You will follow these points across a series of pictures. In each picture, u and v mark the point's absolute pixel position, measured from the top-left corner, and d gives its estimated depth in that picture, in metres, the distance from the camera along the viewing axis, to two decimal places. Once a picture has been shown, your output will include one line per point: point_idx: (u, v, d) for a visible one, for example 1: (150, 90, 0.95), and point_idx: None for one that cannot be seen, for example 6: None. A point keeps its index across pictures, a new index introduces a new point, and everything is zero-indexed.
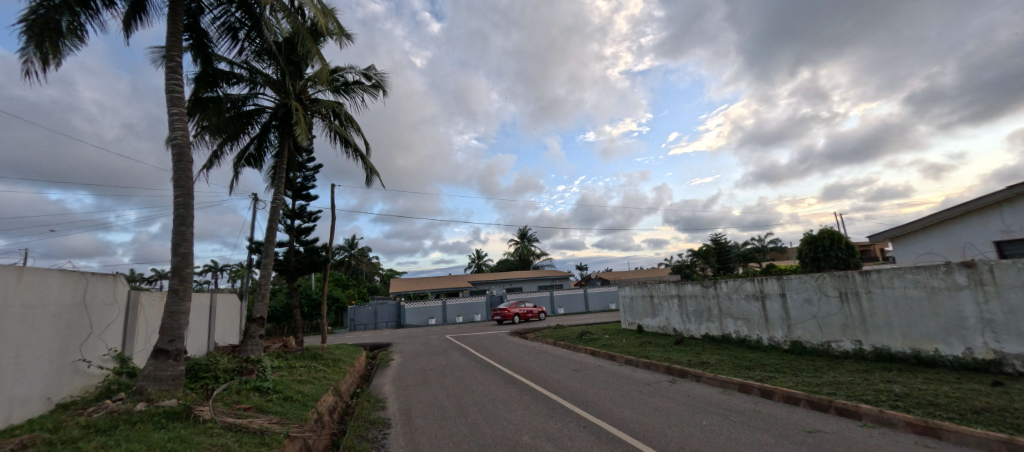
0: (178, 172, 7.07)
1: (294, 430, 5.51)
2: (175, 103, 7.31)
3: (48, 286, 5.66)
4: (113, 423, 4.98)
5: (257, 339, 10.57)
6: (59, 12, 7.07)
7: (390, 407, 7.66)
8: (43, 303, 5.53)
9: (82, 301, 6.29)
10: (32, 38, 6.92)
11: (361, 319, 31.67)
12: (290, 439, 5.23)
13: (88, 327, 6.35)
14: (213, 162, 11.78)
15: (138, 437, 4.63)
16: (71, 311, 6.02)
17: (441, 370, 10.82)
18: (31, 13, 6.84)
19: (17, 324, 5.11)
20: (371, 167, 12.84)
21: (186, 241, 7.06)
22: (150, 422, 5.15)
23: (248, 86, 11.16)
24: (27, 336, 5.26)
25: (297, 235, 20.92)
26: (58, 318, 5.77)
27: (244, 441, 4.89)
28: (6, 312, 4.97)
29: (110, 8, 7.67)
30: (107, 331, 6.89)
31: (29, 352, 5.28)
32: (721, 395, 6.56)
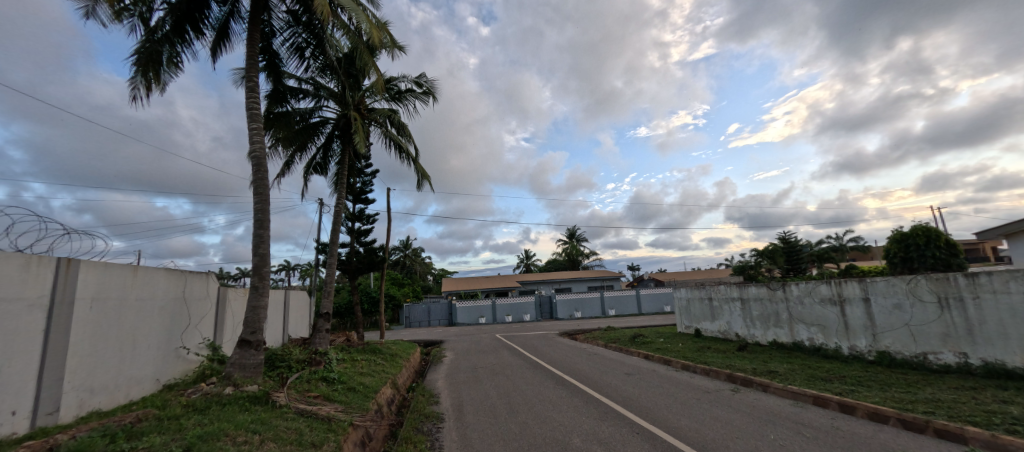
0: (256, 181, 7.59)
1: (357, 419, 5.84)
2: (254, 119, 7.87)
3: (157, 282, 6.27)
4: (208, 403, 5.43)
5: (324, 332, 11.16)
6: (161, 45, 7.84)
7: (444, 402, 7.80)
8: (152, 297, 6.11)
9: (182, 295, 6.91)
10: (139, 68, 7.74)
11: (415, 316, 32.85)
12: (353, 427, 5.54)
13: (186, 318, 6.95)
14: (285, 171, 12.59)
15: (227, 416, 5.02)
16: (174, 304, 6.63)
17: (491, 368, 10.87)
18: (139, 47, 7.64)
19: (132, 314, 5.69)
20: (422, 172, 13.20)
21: (264, 242, 7.57)
22: (237, 404, 5.57)
23: (313, 100, 11.84)
24: (140, 325, 5.84)
25: (357, 237, 21.94)
26: (164, 310, 6.38)
27: (313, 427, 5.16)
28: (124, 304, 5.56)
29: (200, 37, 8.38)
30: (201, 322, 7.50)
31: (143, 338, 5.89)
32: (792, 408, 6.11)
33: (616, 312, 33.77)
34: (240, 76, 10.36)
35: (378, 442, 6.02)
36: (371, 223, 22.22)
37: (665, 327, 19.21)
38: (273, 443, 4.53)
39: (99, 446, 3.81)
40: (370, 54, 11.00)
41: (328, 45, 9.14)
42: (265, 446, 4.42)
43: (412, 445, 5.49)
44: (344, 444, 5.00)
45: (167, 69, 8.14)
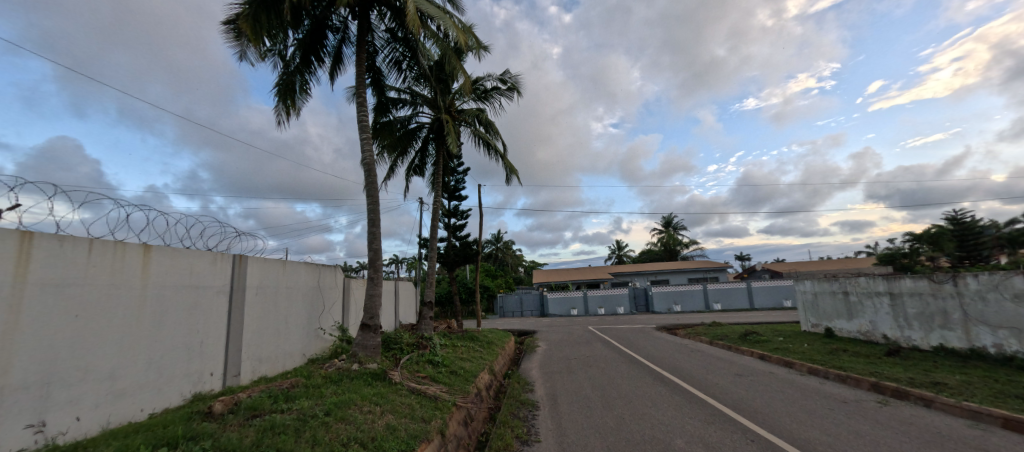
0: (368, 185, 8.23)
1: (460, 400, 6.41)
2: (364, 129, 8.53)
3: (299, 274, 7.94)
4: (339, 376, 6.36)
5: (429, 320, 11.88)
6: (294, 75, 9.14)
7: (539, 391, 7.85)
8: (296, 285, 7.85)
9: (318, 284, 8.67)
10: (280, 98, 9.15)
11: (508, 306, 33.80)
12: (457, 407, 6.12)
13: (322, 304, 8.70)
14: (390, 175, 13.56)
15: (356, 388, 5.94)
16: (312, 292, 8.31)
17: (585, 360, 10.69)
18: (279, 79, 9.04)
19: (283, 300, 7.34)
20: (510, 167, 13.36)
21: (377, 239, 8.22)
22: (362, 379, 6.28)
23: (411, 107, 12.54)
24: (290, 309, 7.51)
25: (453, 231, 23.00)
26: (305, 296, 8.09)
27: (422, 403, 5.84)
28: (278, 292, 7.22)
29: (322, 65, 9.51)
30: (333, 307, 9.18)
31: (293, 320, 7.55)
32: (970, 430, 5.09)
33: (722, 306, 31.26)
34: (351, 93, 11.38)
35: (479, 422, 6.59)
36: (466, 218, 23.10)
37: (784, 325, 17.30)
38: (392, 416, 5.29)
39: (264, 406, 4.99)
40: (458, 58, 11.32)
41: (421, 55, 9.56)
42: (386, 417, 5.21)
43: (511, 428, 5.68)
44: (449, 422, 5.62)
45: (298, 96, 9.45)
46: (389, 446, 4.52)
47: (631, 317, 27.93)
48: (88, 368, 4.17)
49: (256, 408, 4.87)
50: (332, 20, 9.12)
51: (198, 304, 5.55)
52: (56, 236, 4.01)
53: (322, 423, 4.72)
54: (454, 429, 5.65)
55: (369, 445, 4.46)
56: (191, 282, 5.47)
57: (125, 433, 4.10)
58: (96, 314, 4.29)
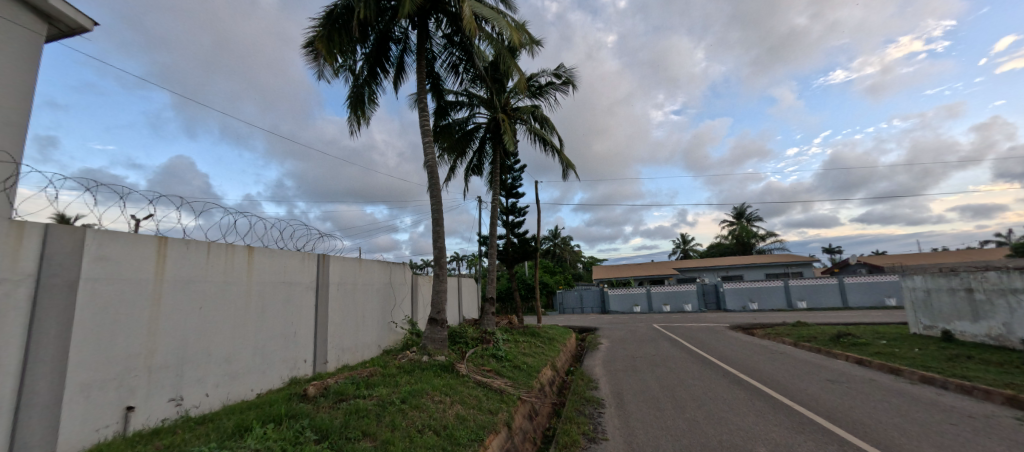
0: (431, 186, 8.49)
1: (524, 394, 6.46)
2: (426, 133, 8.81)
3: (372, 271, 8.88)
4: (412, 367, 6.85)
5: (491, 315, 12.06)
6: (363, 87, 9.66)
7: (604, 389, 7.64)
8: (370, 281, 8.76)
9: (390, 281, 9.52)
10: (352, 109, 9.72)
11: (569, 303, 33.68)
12: (521, 401, 6.21)
13: (393, 299, 9.57)
14: (450, 176, 13.88)
15: (427, 379, 6.28)
16: (384, 287, 9.25)
17: (652, 359, 10.30)
18: (351, 92, 9.62)
19: (359, 295, 8.33)
20: (567, 162, 13.16)
21: (441, 237, 8.46)
22: (432, 370, 6.77)
23: (468, 109, 12.73)
24: (365, 303, 8.50)
25: (511, 228, 23.18)
26: (378, 291, 9.02)
27: (488, 396, 6.02)
28: (355, 288, 8.24)
29: (387, 75, 9.93)
30: (402, 303, 10.04)
31: (367, 314, 8.56)
32: None
33: (809, 304, 28.38)
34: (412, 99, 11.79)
35: (544, 416, 6.65)
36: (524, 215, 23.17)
37: (886, 327, 15.51)
38: (461, 406, 5.51)
39: (350, 391, 5.50)
40: (512, 56, 11.32)
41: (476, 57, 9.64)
42: (455, 407, 5.44)
43: (576, 424, 5.58)
44: (515, 415, 5.72)
45: (367, 106, 9.96)
46: (460, 435, 4.76)
47: (701, 315, 26.50)
48: (210, 353, 5.10)
49: (343, 392, 5.40)
50: (394, 31, 9.47)
51: (290, 299, 6.50)
52: (183, 242, 4.85)
53: (399, 409, 5.07)
54: (519, 422, 5.75)
55: (441, 433, 4.72)
56: (282, 280, 6.40)
57: (237, 409, 4.95)
58: (215, 308, 5.20)
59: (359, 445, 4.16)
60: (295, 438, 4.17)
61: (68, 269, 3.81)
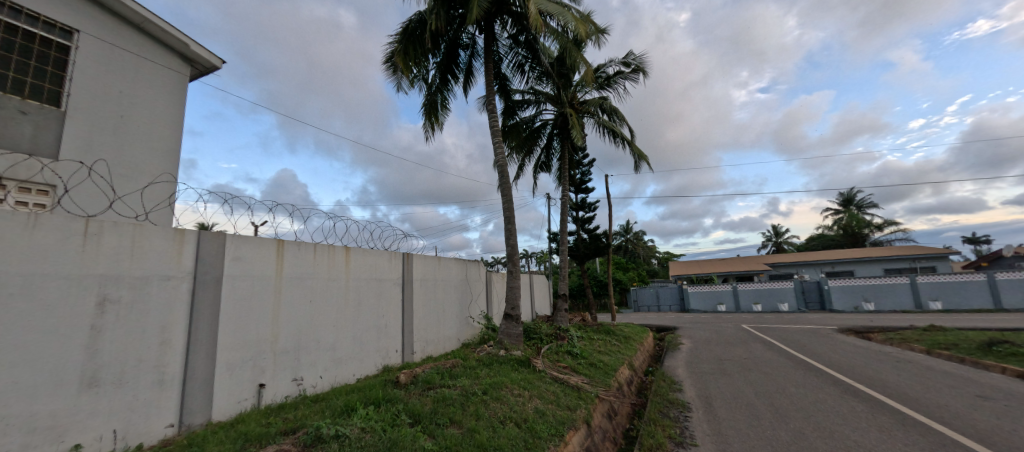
0: (503, 184, 8.52)
1: (602, 392, 6.27)
2: (495, 132, 8.87)
3: (451, 268, 9.22)
4: (491, 361, 6.93)
5: (565, 312, 11.88)
6: (435, 94, 9.95)
7: (688, 391, 7.18)
8: (449, 278, 9.10)
9: (467, 277, 9.78)
10: (426, 115, 10.05)
11: (643, 301, 32.80)
12: (600, 399, 6.01)
13: (471, 294, 9.89)
14: (519, 174, 13.94)
15: (505, 373, 6.32)
16: (462, 283, 9.57)
17: (741, 362, 9.51)
18: (424, 100, 9.95)
19: (439, 290, 8.75)
20: (639, 153, 12.62)
21: (513, 235, 8.46)
22: (509, 364, 6.80)
23: (535, 106, 12.66)
24: (445, 298, 8.89)
25: (582, 224, 22.78)
26: (457, 287, 9.37)
27: (566, 392, 5.91)
28: (436, 283, 8.67)
29: (456, 81, 10.14)
30: (480, 298, 10.31)
31: (449, 309, 8.98)
32: None
33: (945, 306, 23.58)
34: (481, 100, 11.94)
35: (623, 417, 6.41)
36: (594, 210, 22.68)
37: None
38: (539, 400, 5.45)
39: (436, 380, 5.70)
40: (578, 48, 11.04)
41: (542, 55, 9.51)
42: (534, 401, 5.39)
43: (661, 426, 5.29)
44: (594, 413, 5.57)
45: (440, 112, 10.25)
46: (540, 429, 4.71)
47: (801, 315, 23.97)
48: (318, 341, 6.03)
49: (430, 381, 5.63)
50: (462, 37, 9.63)
51: (381, 294, 7.20)
52: (296, 243, 5.85)
53: (482, 400, 5.14)
54: (598, 421, 5.59)
55: (522, 425, 4.72)
56: (374, 276, 7.12)
57: (344, 391, 5.61)
58: (321, 301, 6.13)
59: (447, 431, 4.32)
60: (393, 420, 4.48)
61: (214, 267, 4.81)
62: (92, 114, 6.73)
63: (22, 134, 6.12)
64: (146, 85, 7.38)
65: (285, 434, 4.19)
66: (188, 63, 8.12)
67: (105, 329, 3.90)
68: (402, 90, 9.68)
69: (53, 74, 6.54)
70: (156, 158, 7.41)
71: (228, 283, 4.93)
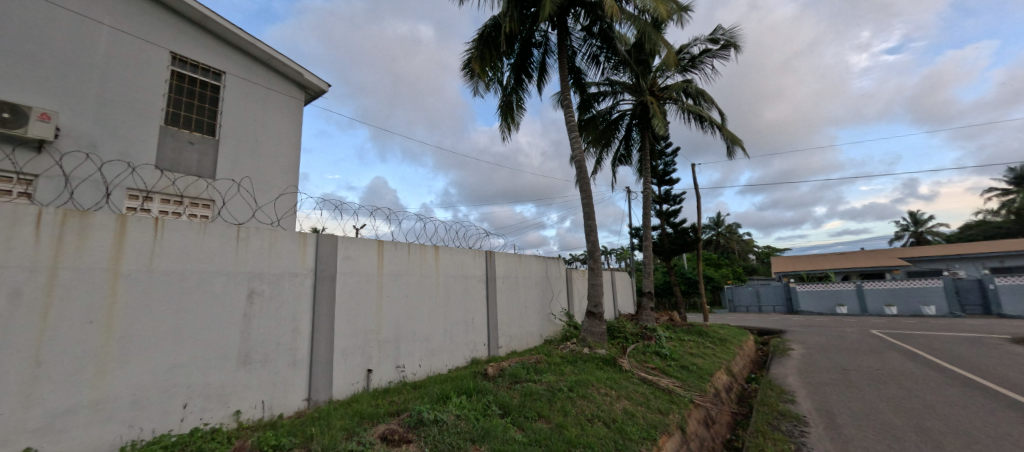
0: (581, 179, 8.37)
1: (697, 397, 5.91)
2: (572, 126, 8.74)
3: (531, 265, 9.26)
4: (574, 358, 6.81)
5: (650, 311, 11.38)
6: (510, 95, 10.04)
7: (803, 403, 6.48)
8: (530, 275, 9.14)
9: (546, 274, 9.74)
10: (502, 116, 10.19)
11: (741, 301, 30.68)
12: (694, 405, 5.67)
13: (552, 291, 9.85)
14: (597, 169, 13.63)
15: (591, 371, 6.19)
16: (543, 280, 9.57)
17: (878, 375, 8.32)
18: (500, 101, 10.08)
19: (522, 287, 8.84)
20: (732, 137, 11.70)
21: (594, 231, 8.27)
22: (594, 363, 6.64)
23: (612, 98, 12.28)
24: (528, 295, 8.97)
25: (666, 218, 21.70)
26: (538, 284, 9.39)
27: (657, 395, 5.66)
28: (518, 280, 8.77)
29: (531, 80, 10.16)
30: (560, 295, 10.23)
31: (531, 305, 9.03)
32: None
33: None
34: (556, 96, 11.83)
35: (722, 426, 6.00)
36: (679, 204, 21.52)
37: None
38: (628, 401, 5.28)
39: (523, 374, 5.76)
40: (658, 31, 10.51)
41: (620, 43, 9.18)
42: (622, 402, 5.23)
43: (768, 441, 4.98)
44: (688, 419, 5.25)
45: (516, 113, 10.33)
46: (631, 431, 4.54)
47: (941, 319, 20.49)
48: (415, 333, 6.39)
49: (517, 375, 5.70)
50: (535, 36, 9.62)
51: (468, 291, 7.42)
52: (393, 244, 6.27)
53: (568, 397, 5.08)
54: (693, 429, 5.26)
55: (611, 425, 4.58)
56: (461, 273, 7.37)
57: (438, 379, 5.90)
58: (416, 297, 6.49)
59: (536, 425, 4.35)
60: (484, 410, 4.61)
61: (329, 265, 5.38)
62: (238, 139, 7.72)
63: (191, 162, 7.16)
64: (269, 108, 8.28)
65: (391, 415, 4.51)
66: (303, 90, 8.94)
67: (254, 315, 4.65)
68: (478, 93, 9.87)
69: (209, 109, 7.49)
70: (284, 173, 8.37)
71: (340, 280, 5.49)
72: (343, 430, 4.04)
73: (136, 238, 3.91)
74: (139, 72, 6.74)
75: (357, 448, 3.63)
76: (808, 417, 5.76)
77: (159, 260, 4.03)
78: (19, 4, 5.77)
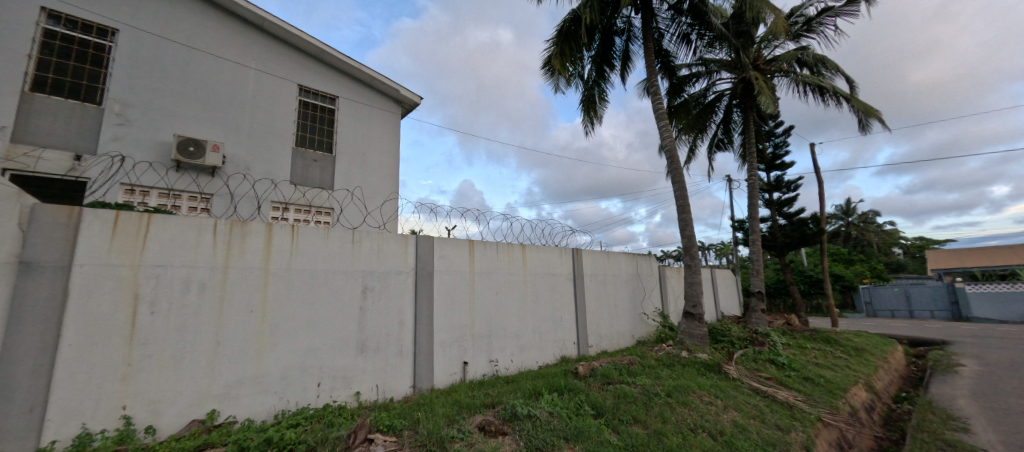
0: (673, 170, 8.29)
1: (825, 415, 5.70)
2: (661, 114, 8.67)
3: (620, 262, 9.33)
4: (671, 361, 6.87)
5: (760, 313, 10.84)
6: (593, 87, 10.18)
7: (979, 434, 5.80)
8: (619, 272, 9.23)
9: (637, 272, 9.72)
10: (584, 110, 10.37)
11: (883, 304, 26.37)
12: (823, 423, 5.49)
13: (643, 290, 9.79)
14: (690, 157, 13.17)
15: (691, 377, 6.27)
16: (633, 278, 9.57)
17: None
18: (582, 96, 10.26)
19: (610, 285, 8.96)
20: (863, 105, 10.62)
21: (689, 225, 8.16)
22: (696, 368, 6.68)
23: (707, 78, 11.82)
24: (617, 293, 9.06)
25: (777, 208, 20.14)
26: (628, 282, 9.41)
27: (777, 410, 5.60)
28: (606, 279, 8.90)
29: (613, 69, 10.21)
30: (653, 294, 10.12)
31: (621, 304, 9.12)
32: None
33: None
34: (641, 86, 11.67)
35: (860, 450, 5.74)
36: (793, 190, 19.75)
37: None
38: (737, 413, 5.30)
39: (615, 375, 5.96)
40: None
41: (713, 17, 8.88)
42: (730, 413, 5.26)
43: None
44: (816, 439, 5.12)
45: (599, 105, 10.44)
46: (741, 444, 4.58)
47: None
48: (506, 329, 6.88)
49: (609, 376, 5.92)
50: (617, 23, 9.69)
51: (554, 288, 7.75)
52: (482, 242, 6.81)
53: (666, 403, 5.22)
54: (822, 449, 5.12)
55: (718, 438, 4.65)
56: (547, 271, 7.72)
57: (529, 375, 6.31)
58: (506, 294, 6.98)
59: (632, 429, 4.56)
60: (577, 409, 4.92)
61: (427, 264, 6.07)
62: (349, 154, 8.84)
63: (314, 177, 8.36)
64: (372, 124, 9.34)
65: (487, 407, 4.98)
66: (399, 105, 9.92)
67: (368, 308, 5.45)
68: (560, 89, 10.14)
69: (327, 129, 8.71)
70: (384, 181, 9.36)
71: (437, 278, 6.16)
72: (445, 416, 4.59)
73: (279, 240, 4.83)
74: (273, 102, 8.00)
75: (458, 435, 4.16)
76: (987, 451, 5.27)
77: (297, 259, 4.93)
78: (194, 59, 7.26)
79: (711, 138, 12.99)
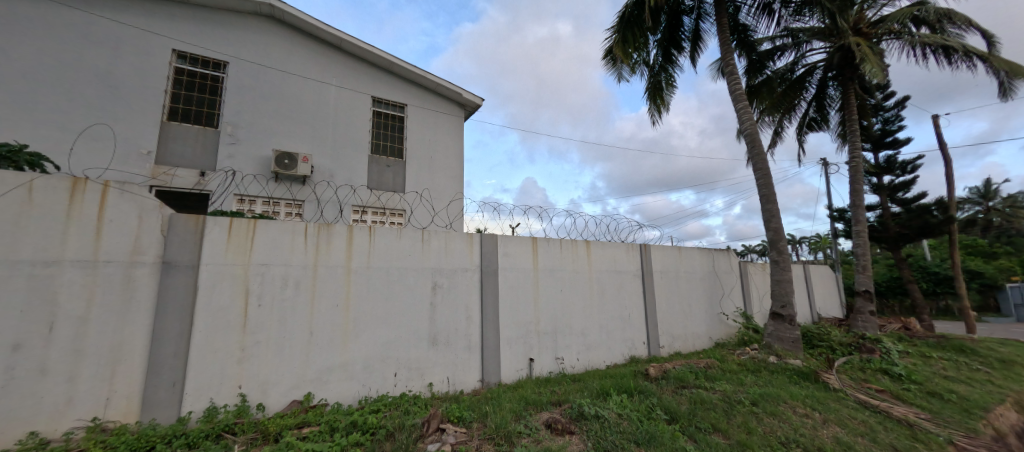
0: (755, 156, 7.96)
1: (959, 437, 5.12)
2: (739, 98, 8.33)
3: (694, 259, 9.08)
4: (758, 367, 6.67)
5: (868, 316, 9.99)
6: (659, 74, 10.03)
7: None
8: (693, 270, 9.00)
9: (713, 269, 9.39)
10: (650, 98, 10.25)
11: None
12: (953, 444, 4.96)
13: (721, 288, 9.42)
14: (776, 139, 12.43)
15: (781, 384, 6.05)
16: (709, 276, 9.26)
17: None
18: (648, 84, 10.15)
19: (683, 283, 8.77)
20: (1005, 62, 9.40)
21: (774, 215, 7.81)
22: (787, 376, 6.44)
23: (794, 51, 11.10)
24: (690, 291, 8.84)
25: (889, 193, 18.34)
26: (703, 279, 9.13)
27: (893, 429, 5.18)
28: (679, 276, 8.73)
29: (681, 52, 9.95)
30: (733, 294, 9.70)
31: (696, 303, 8.88)
32: None
33: None
34: (717, 66, 11.18)
35: None
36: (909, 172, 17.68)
37: None
38: (838, 428, 5.02)
39: (690, 379, 5.88)
40: None
41: None
42: (831, 428, 4.99)
43: None
44: None
45: (665, 92, 10.27)
46: None
47: None
48: (572, 327, 7.03)
49: (683, 379, 5.86)
50: (686, 3, 9.43)
51: (622, 285, 7.74)
52: (546, 239, 6.99)
53: (750, 412, 5.10)
54: None
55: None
56: (614, 269, 7.74)
57: (598, 375, 6.38)
58: (571, 291, 7.11)
59: (712, 438, 4.50)
60: (649, 412, 4.96)
61: (492, 261, 6.36)
62: (417, 159, 9.40)
63: (387, 181, 8.99)
64: (438, 129, 9.85)
65: (553, 404, 5.17)
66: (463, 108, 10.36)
67: (438, 304, 5.84)
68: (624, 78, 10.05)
69: (396, 136, 9.32)
70: (450, 184, 9.82)
71: (502, 275, 6.44)
72: (512, 411, 4.83)
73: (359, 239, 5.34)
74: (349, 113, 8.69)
75: (526, 431, 4.38)
76: None
77: (374, 258, 5.42)
78: (288, 81, 8.17)
79: (801, 117, 12.21)
